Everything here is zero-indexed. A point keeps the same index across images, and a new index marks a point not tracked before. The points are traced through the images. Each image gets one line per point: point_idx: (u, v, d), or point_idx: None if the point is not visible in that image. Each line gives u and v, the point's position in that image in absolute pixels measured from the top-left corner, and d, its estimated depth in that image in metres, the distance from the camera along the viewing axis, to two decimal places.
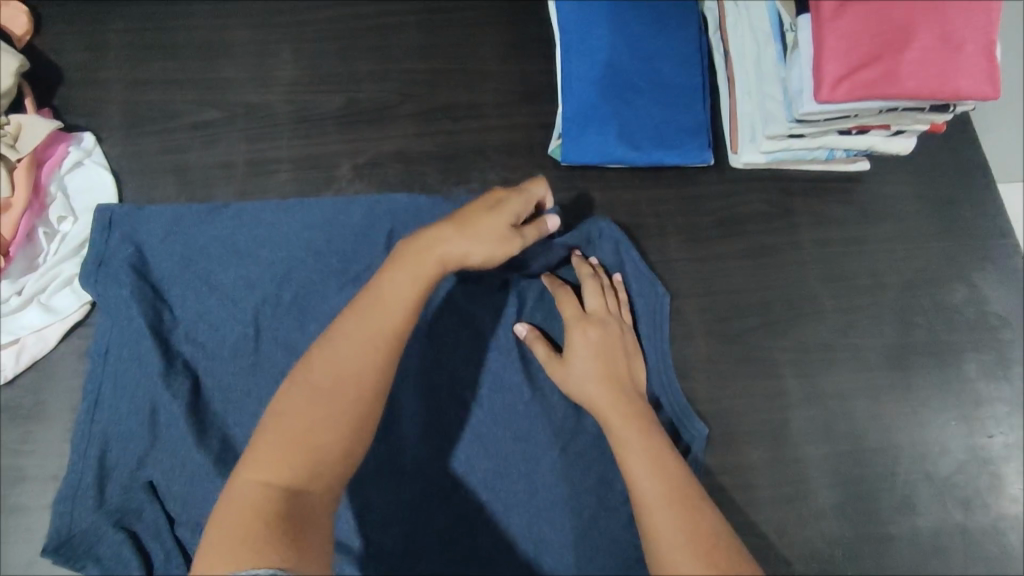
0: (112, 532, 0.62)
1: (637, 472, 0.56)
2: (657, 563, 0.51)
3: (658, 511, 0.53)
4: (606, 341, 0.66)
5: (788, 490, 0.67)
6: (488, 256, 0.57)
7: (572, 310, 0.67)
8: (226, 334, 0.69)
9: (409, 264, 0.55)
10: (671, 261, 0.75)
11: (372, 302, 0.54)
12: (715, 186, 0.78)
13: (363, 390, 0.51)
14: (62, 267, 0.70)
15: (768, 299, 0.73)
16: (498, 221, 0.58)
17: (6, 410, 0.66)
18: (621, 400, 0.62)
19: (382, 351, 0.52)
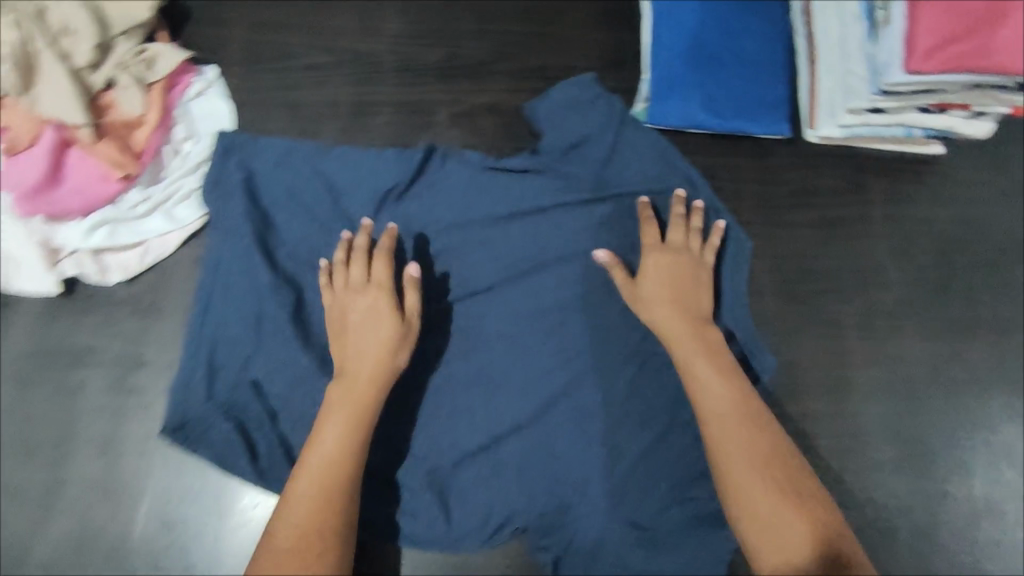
0: (223, 422, 0.67)
1: (706, 392, 0.62)
2: (722, 473, 0.58)
3: (723, 424, 0.60)
4: (677, 269, 0.70)
5: (847, 442, 0.72)
6: (387, 349, 0.65)
7: (651, 243, 0.71)
8: (329, 254, 0.74)
9: (335, 416, 0.62)
10: (744, 224, 0.79)
11: (313, 457, 0.60)
12: (790, 158, 0.81)
13: (325, 532, 0.56)
14: (184, 182, 0.75)
15: (836, 267, 0.77)
16: (379, 318, 0.66)
17: (129, 303, 0.72)
18: (689, 325, 0.67)
19: (335, 495, 0.58)
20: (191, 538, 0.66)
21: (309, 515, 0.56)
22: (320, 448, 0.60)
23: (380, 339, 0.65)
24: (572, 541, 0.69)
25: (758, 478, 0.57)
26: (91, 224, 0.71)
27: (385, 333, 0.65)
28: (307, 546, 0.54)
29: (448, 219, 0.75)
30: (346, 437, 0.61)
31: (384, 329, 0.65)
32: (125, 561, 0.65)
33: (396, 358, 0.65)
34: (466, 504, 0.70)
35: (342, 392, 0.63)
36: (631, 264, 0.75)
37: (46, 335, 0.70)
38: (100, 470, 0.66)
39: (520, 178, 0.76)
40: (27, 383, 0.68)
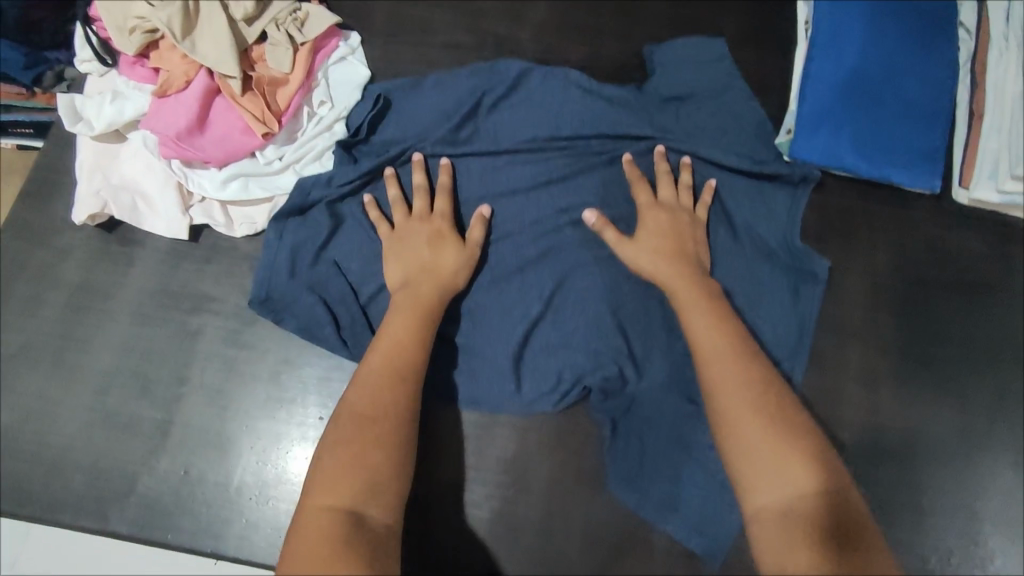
0: (307, 295, 0.69)
1: (698, 333, 0.62)
2: (716, 406, 0.58)
3: (715, 364, 0.60)
4: (657, 219, 0.70)
5: (961, 521, 0.69)
6: (456, 271, 0.68)
7: (644, 199, 0.72)
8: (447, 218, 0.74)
9: (398, 313, 0.64)
10: (875, 275, 0.75)
11: (375, 349, 0.62)
12: (929, 213, 0.78)
13: (388, 409, 0.57)
14: (316, 142, 0.75)
15: (970, 332, 0.74)
16: (446, 242, 0.69)
17: (252, 257, 0.73)
18: (680, 277, 0.67)
19: (393, 382, 0.59)
20: (280, 498, 0.65)
21: (376, 395, 0.58)
22: (385, 341, 0.62)
23: (446, 261, 0.68)
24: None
25: (752, 404, 0.57)
26: (226, 175, 0.72)
27: (450, 257, 0.68)
28: (370, 421, 0.57)
29: (538, 134, 0.77)
30: (408, 331, 0.62)
31: (447, 250, 0.68)
32: (220, 515, 0.64)
33: (458, 277, 0.68)
34: (537, 369, 0.70)
35: (405, 297, 0.65)
36: (747, 262, 0.74)
37: (172, 276, 0.71)
38: (206, 417, 0.67)
39: (605, 105, 0.78)
40: (151, 320, 0.70)
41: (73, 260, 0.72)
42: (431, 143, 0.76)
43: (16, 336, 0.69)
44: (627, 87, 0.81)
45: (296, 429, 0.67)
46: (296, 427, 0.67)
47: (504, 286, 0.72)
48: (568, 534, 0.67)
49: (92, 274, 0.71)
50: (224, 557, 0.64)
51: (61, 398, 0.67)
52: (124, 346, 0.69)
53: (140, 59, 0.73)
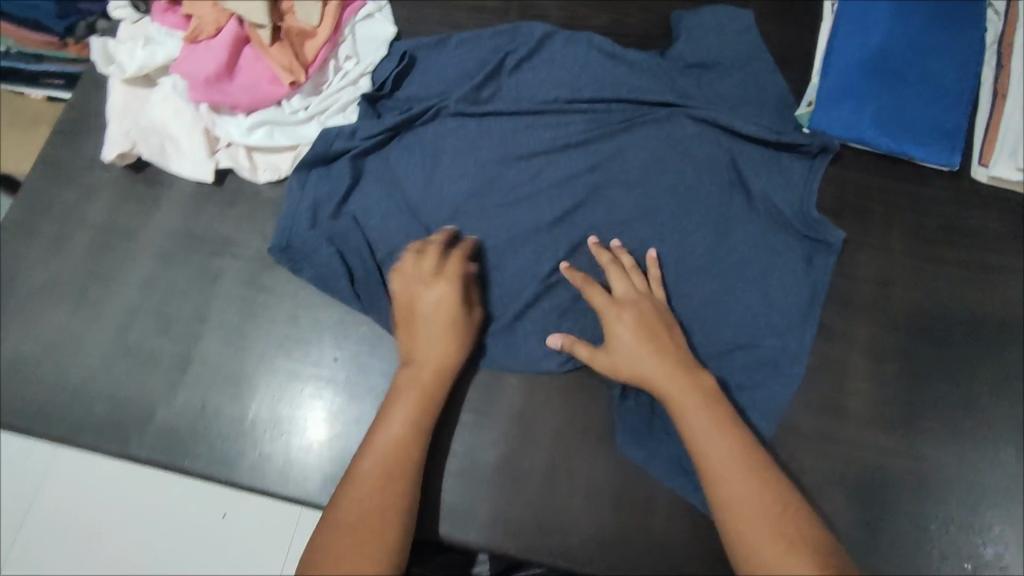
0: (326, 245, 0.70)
1: (703, 441, 0.60)
2: (725, 515, 0.58)
3: (727, 471, 0.59)
4: (634, 323, 0.66)
5: (967, 495, 0.68)
6: (460, 350, 0.66)
7: (601, 301, 0.68)
8: (463, 174, 0.76)
9: (402, 401, 0.63)
10: (889, 249, 0.75)
11: (376, 441, 0.61)
12: (947, 190, 0.77)
13: (387, 511, 0.58)
14: (342, 95, 0.76)
15: (981, 314, 0.73)
16: (453, 314, 0.66)
17: (274, 203, 0.75)
18: (683, 373, 0.64)
19: (393, 481, 0.59)
20: (292, 433, 0.67)
21: (378, 502, 0.58)
22: (387, 431, 0.62)
23: (448, 349, 0.65)
24: (660, 540, 0.65)
25: (755, 529, 0.56)
26: (252, 123, 0.73)
27: (454, 342, 0.66)
28: (371, 526, 0.57)
29: (560, 94, 0.79)
30: (412, 425, 0.62)
31: (456, 329, 0.66)
32: (234, 447, 0.66)
33: (462, 351, 0.66)
34: (546, 324, 0.72)
35: (409, 377, 0.64)
36: (764, 229, 0.74)
37: (196, 218, 0.73)
38: (224, 355, 0.69)
39: (626, 71, 0.80)
40: (173, 260, 0.71)
41: (99, 198, 0.73)
42: (453, 100, 0.77)
43: (42, 271, 0.71)
44: (651, 53, 0.82)
45: (308, 368, 0.69)
46: (308, 367, 0.69)
47: (517, 243, 0.74)
48: (572, 488, 0.66)
49: (118, 213, 0.73)
50: (238, 486, 0.66)
51: (82, 332, 0.69)
52: (145, 285, 0.70)
53: (173, 6, 0.75)
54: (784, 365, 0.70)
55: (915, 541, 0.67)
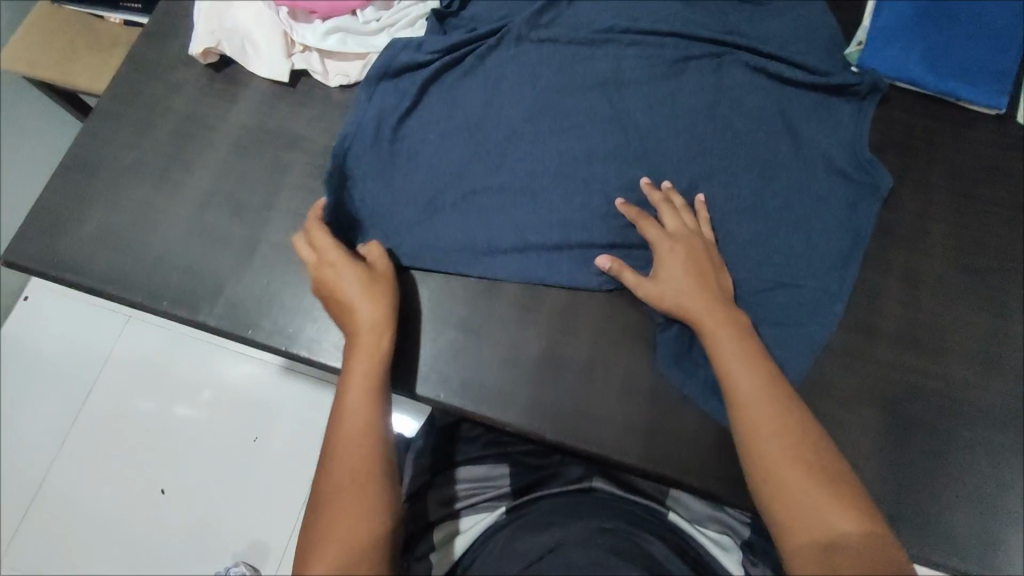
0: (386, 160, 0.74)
1: (737, 376, 0.59)
2: (744, 441, 0.57)
3: (748, 400, 0.58)
4: (676, 263, 0.67)
5: (992, 416, 0.69)
6: (381, 303, 0.65)
7: (653, 233, 0.69)
8: (519, 92, 0.79)
9: (351, 369, 0.62)
10: (929, 185, 0.77)
11: (335, 413, 0.60)
12: (991, 134, 0.79)
13: (357, 469, 0.56)
14: (410, 10, 0.81)
15: (1014, 251, 0.75)
16: (358, 276, 0.66)
17: (342, 107, 0.79)
18: (719, 310, 0.64)
19: (360, 440, 0.57)
20: None
21: (355, 464, 0.56)
22: (344, 400, 0.60)
23: (376, 309, 0.64)
24: (689, 434, 0.69)
25: (785, 466, 0.54)
26: (326, 29, 0.78)
27: (381, 298, 0.65)
28: (345, 485, 0.55)
29: (616, 21, 0.82)
30: (365, 384, 0.60)
31: (367, 286, 0.65)
32: (293, 321, 0.71)
33: (387, 303, 0.65)
34: (589, 227, 0.73)
35: (351, 349, 0.63)
36: (806, 157, 0.77)
37: (271, 114, 0.78)
38: (289, 239, 0.74)
39: (682, 6, 0.83)
40: (248, 151, 0.77)
41: (183, 91, 0.79)
42: (514, 22, 0.81)
43: (130, 152, 0.77)
44: None
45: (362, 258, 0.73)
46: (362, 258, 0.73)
47: (567, 153, 0.76)
48: (608, 381, 0.70)
49: (200, 105, 0.79)
50: (294, 356, 0.70)
51: (162, 208, 0.75)
52: (221, 172, 0.76)
53: None
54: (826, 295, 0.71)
55: (939, 455, 0.67)
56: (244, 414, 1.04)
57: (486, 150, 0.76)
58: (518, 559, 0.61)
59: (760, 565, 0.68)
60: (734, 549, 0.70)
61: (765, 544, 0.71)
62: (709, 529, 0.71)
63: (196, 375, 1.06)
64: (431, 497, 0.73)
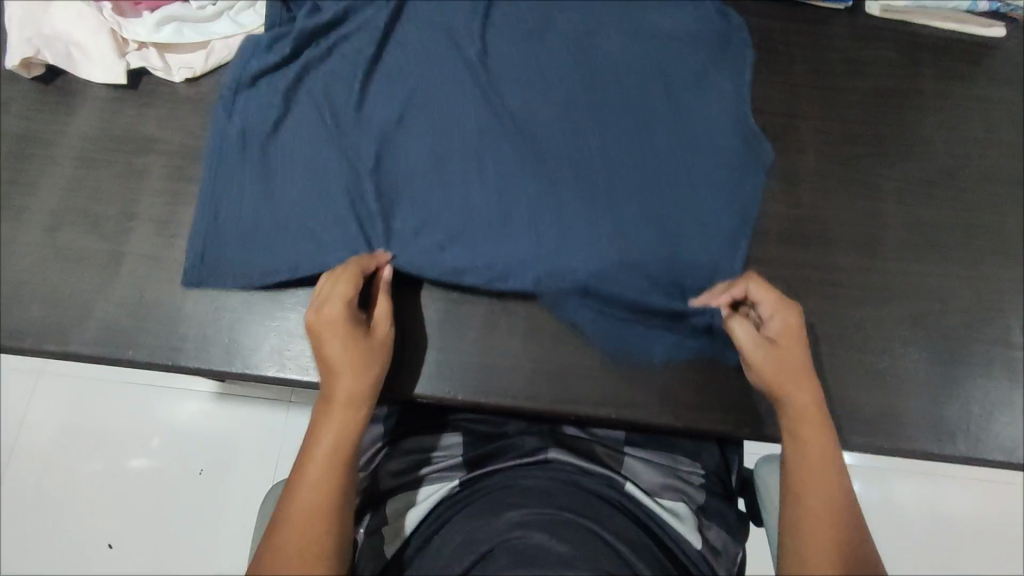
0: (247, 161, 0.69)
1: (806, 442, 0.59)
2: (791, 518, 0.57)
3: (811, 482, 0.58)
4: (789, 346, 0.63)
5: (878, 295, 0.71)
6: (364, 376, 0.60)
7: (772, 304, 0.65)
8: (372, 46, 0.73)
9: (317, 442, 0.57)
10: (795, 86, 0.79)
11: (293, 484, 0.56)
12: (845, 28, 0.81)
13: (302, 560, 0.53)
14: None
15: (882, 134, 0.77)
16: (342, 338, 0.60)
17: (190, 99, 0.74)
18: (806, 388, 0.61)
19: (311, 528, 0.54)
20: (239, 327, 0.68)
21: (300, 549, 0.53)
22: (304, 473, 0.56)
23: (358, 382, 0.59)
24: (603, 367, 0.68)
25: (815, 541, 0.55)
26: (158, 20, 0.72)
27: (365, 371, 0.60)
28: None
29: None
30: (331, 463, 0.57)
31: (356, 351, 0.60)
32: (175, 332, 0.67)
33: (368, 374, 0.60)
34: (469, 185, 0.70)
35: (321, 412, 0.59)
36: (679, 72, 0.75)
37: (114, 120, 0.73)
38: (157, 247, 0.69)
39: None
40: (96, 163, 0.71)
41: (14, 110, 0.73)
42: None
43: None
44: None
45: (229, 251, 0.68)
46: (229, 253, 0.68)
47: None
48: (512, 330, 0.70)
49: (33, 123, 0.73)
50: (185, 368, 0.67)
51: (11, 237, 0.69)
52: (71, 190, 0.71)
53: None
54: (715, 199, 0.71)
55: (838, 342, 0.69)
56: (186, 453, 1.03)
57: None
58: (477, 544, 0.58)
59: (713, 527, 0.70)
60: (690, 517, 0.69)
61: (715, 505, 0.73)
62: (664, 497, 0.70)
63: (124, 415, 1.04)
64: (379, 469, 0.70)
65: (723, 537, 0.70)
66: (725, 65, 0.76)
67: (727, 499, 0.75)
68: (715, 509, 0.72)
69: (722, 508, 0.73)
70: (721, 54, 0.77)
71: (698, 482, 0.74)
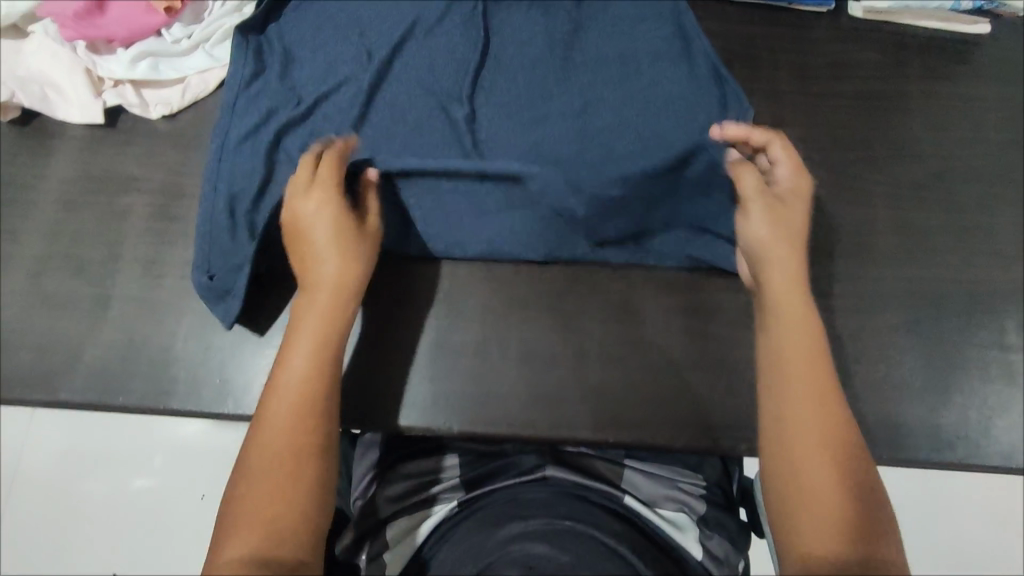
0: (240, 204, 0.70)
1: (792, 361, 0.57)
2: (782, 485, 0.54)
3: (804, 446, 0.54)
4: (785, 227, 0.63)
5: (869, 303, 0.71)
6: (349, 265, 0.63)
7: (783, 171, 0.66)
8: (360, 82, 0.74)
9: (303, 331, 0.60)
10: (780, 93, 0.78)
11: (279, 373, 0.58)
12: (829, 31, 0.80)
13: (294, 440, 0.55)
14: (223, 21, 0.74)
15: (869, 137, 0.76)
16: (324, 230, 0.63)
17: (170, 136, 0.73)
18: (794, 263, 0.62)
19: (300, 410, 0.56)
20: (230, 363, 0.67)
21: (291, 429, 0.55)
22: (289, 366, 0.58)
23: (342, 271, 0.63)
24: (597, 388, 0.68)
25: (815, 512, 0.51)
26: (132, 56, 0.71)
27: (349, 258, 0.63)
28: (281, 461, 0.54)
29: None
30: (317, 347, 0.59)
31: (341, 246, 0.63)
32: (166, 374, 0.67)
33: (355, 260, 0.64)
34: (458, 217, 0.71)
35: (306, 306, 0.62)
36: (667, 97, 0.75)
37: (93, 161, 0.72)
38: (142, 287, 0.69)
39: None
40: (76, 206, 0.71)
41: None
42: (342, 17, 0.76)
43: None
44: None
45: (215, 291, 0.68)
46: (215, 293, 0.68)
47: (426, 142, 0.73)
48: (504, 355, 0.69)
49: (13, 167, 0.72)
50: (177, 410, 0.66)
51: None
52: (53, 233, 0.70)
53: None
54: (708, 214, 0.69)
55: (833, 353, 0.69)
56: (186, 476, 1.02)
57: (333, 148, 0.72)
58: (481, 555, 0.57)
59: (714, 536, 0.69)
60: (690, 526, 0.69)
61: (715, 514, 0.72)
62: (663, 508, 0.70)
63: (121, 446, 1.03)
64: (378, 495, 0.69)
65: (725, 546, 0.69)
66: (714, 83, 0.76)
67: (728, 510, 0.74)
68: (716, 518, 0.71)
69: (723, 517, 0.72)
70: (709, 71, 0.76)
71: (698, 492, 0.73)
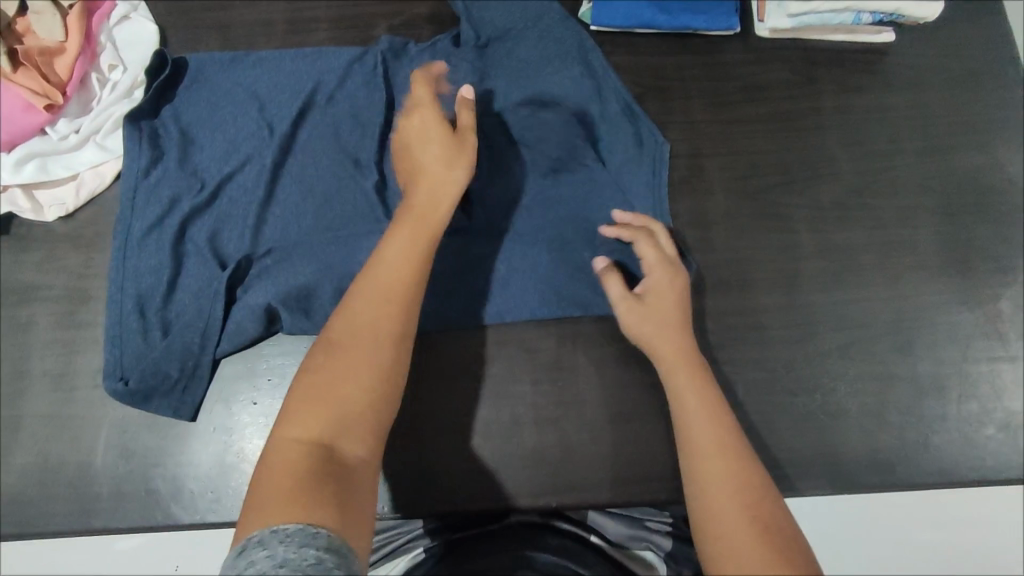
0: (147, 302, 0.67)
1: (693, 425, 0.58)
2: (712, 558, 0.51)
3: (721, 515, 0.52)
4: (659, 321, 0.64)
5: (798, 332, 0.70)
6: (446, 172, 0.62)
7: (648, 259, 0.67)
8: (264, 159, 0.71)
9: (405, 229, 0.59)
10: (695, 123, 0.77)
11: (374, 261, 0.57)
12: (740, 54, 0.79)
13: (381, 335, 0.53)
14: (113, 111, 0.72)
15: (786, 159, 0.76)
16: (430, 141, 0.64)
17: (70, 238, 0.71)
18: (688, 360, 0.62)
19: (392, 305, 0.54)
20: (157, 470, 0.65)
21: (377, 317, 0.54)
22: (382, 256, 0.57)
23: (441, 175, 0.62)
24: (537, 452, 0.67)
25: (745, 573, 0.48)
26: (17, 158, 0.68)
27: (446, 167, 0.63)
28: (364, 348, 0.52)
29: (346, 53, 0.75)
30: (411, 247, 0.57)
31: (444, 154, 0.63)
32: (87, 491, 0.65)
33: (453, 170, 0.63)
34: None
35: (406, 209, 0.61)
36: (580, 139, 0.74)
37: None
38: (55, 404, 0.67)
39: (419, 23, 0.78)
40: None
41: None
42: (240, 90, 0.74)
43: None
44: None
45: (129, 399, 0.65)
46: (130, 401, 0.65)
47: (337, 215, 0.70)
48: (440, 428, 0.68)
49: None
50: (106, 524, 0.64)
51: None
52: None
53: None
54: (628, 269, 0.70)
55: (768, 386, 0.69)
56: None
57: (240, 229, 0.69)
58: None
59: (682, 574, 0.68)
60: (659, 564, 0.70)
61: (684, 549, 0.69)
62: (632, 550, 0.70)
63: None
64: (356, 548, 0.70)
65: None
66: (627, 118, 0.75)
67: None
68: (685, 553, 0.69)
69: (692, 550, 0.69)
70: (619, 103, 0.75)
71: (665, 528, 0.70)
